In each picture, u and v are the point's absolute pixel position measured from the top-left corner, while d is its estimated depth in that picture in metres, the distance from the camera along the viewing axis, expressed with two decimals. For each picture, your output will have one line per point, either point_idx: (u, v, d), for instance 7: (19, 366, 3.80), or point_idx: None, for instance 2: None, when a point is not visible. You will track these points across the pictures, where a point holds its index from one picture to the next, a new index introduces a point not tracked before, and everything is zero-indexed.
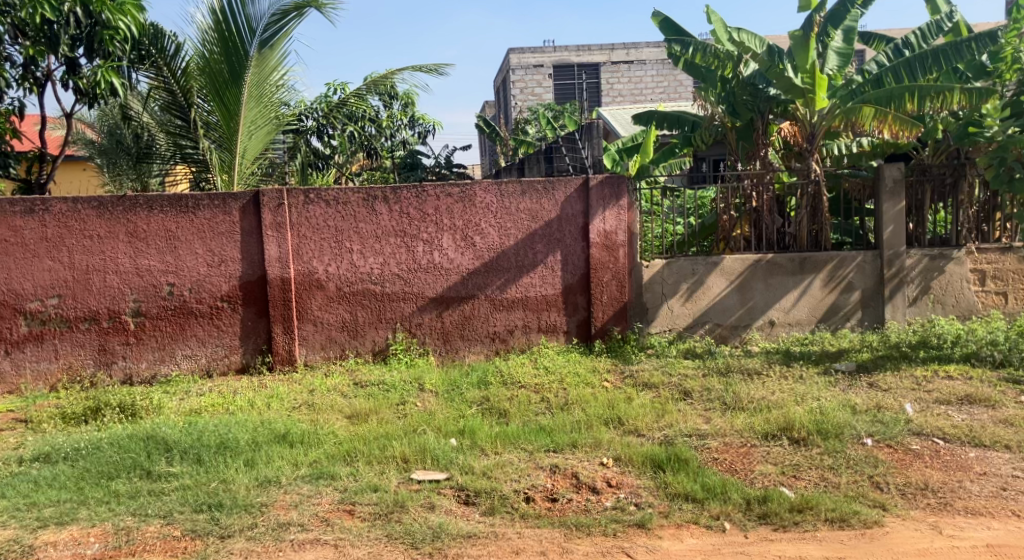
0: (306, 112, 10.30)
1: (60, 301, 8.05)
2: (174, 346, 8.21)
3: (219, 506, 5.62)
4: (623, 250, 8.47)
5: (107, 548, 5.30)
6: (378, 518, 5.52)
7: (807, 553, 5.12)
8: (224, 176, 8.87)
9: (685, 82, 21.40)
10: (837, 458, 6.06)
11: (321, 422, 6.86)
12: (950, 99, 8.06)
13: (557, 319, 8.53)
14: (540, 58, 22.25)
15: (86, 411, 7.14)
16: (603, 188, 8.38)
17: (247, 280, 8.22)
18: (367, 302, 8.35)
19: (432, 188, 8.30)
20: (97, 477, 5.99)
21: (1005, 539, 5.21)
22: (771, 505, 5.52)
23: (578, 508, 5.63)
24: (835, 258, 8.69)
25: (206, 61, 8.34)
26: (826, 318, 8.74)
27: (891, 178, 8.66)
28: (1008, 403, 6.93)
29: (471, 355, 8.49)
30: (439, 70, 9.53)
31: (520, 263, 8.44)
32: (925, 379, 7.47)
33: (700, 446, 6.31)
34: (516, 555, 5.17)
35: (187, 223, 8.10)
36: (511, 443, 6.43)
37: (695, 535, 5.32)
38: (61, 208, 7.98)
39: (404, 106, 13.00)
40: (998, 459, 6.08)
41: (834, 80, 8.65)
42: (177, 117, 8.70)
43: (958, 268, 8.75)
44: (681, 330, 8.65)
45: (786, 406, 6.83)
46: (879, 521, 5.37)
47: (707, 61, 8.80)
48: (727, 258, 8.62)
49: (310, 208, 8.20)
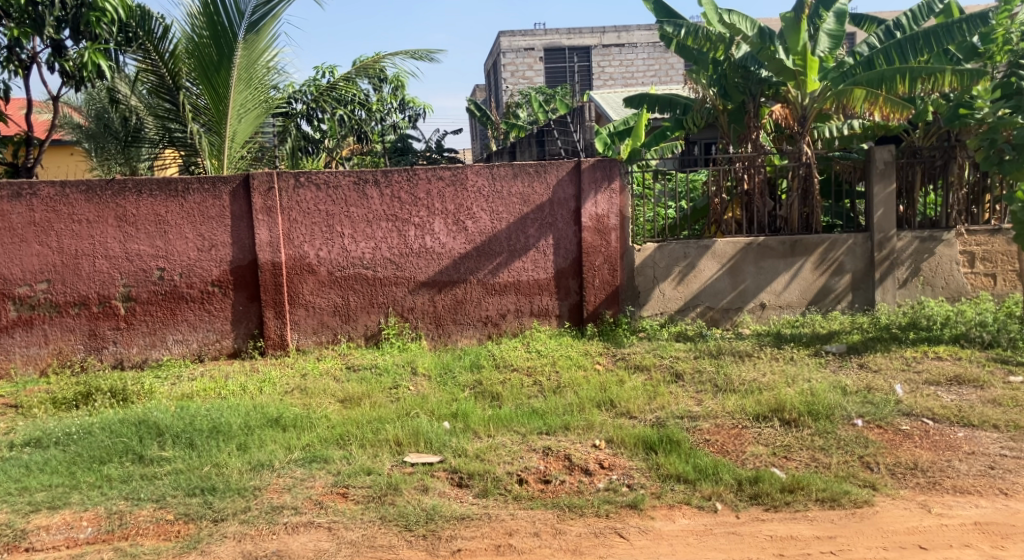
0: (296, 95, 10.22)
1: (49, 286, 8.01)
2: (165, 330, 8.18)
3: (212, 490, 5.63)
4: (615, 234, 8.46)
5: (100, 532, 5.31)
6: (372, 501, 5.55)
7: (798, 532, 5.17)
8: (214, 160, 8.82)
9: (677, 65, 21.29)
10: (827, 438, 6.11)
11: (314, 406, 6.87)
12: (942, 81, 8.17)
13: (549, 303, 8.54)
14: (531, 42, 22.00)
15: (77, 396, 7.13)
16: (595, 171, 8.37)
17: (238, 264, 8.18)
18: (359, 286, 8.34)
19: (424, 171, 8.27)
20: (89, 462, 5.99)
21: (993, 516, 5.27)
22: (763, 485, 5.56)
23: (571, 489, 5.66)
24: (827, 241, 8.71)
25: (195, 44, 8.27)
26: (817, 300, 8.78)
27: (882, 161, 8.66)
28: (997, 383, 6.99)
29: (463, 339, 8.50)
30: (430, 56, 9.49)
31: (512, 247, 8.43)
32: (914, 360, 7.53)
33: (692, 428, 6.35)
34: (509, 536, 5.21)
35: (176, 207, 8.06)
36: (504, 425, 6.46)
37: (687, 515, 5.37)
38: (49, 192, 7.92)
39: (394, 89, 12.97)
40: (986, 438, 6.14)
41: (826, 62, 8.60)
42: (165, 100, 8.69)
43: (949, 250, 8.79)
44: (672, 313, 8.68)
45: (777, 388, 6.87)
46: (869, 500, 5.43)
47: (699, 43, 8.87)
48: (719, 241, 8.64)
49: (301, 192, 8.17)
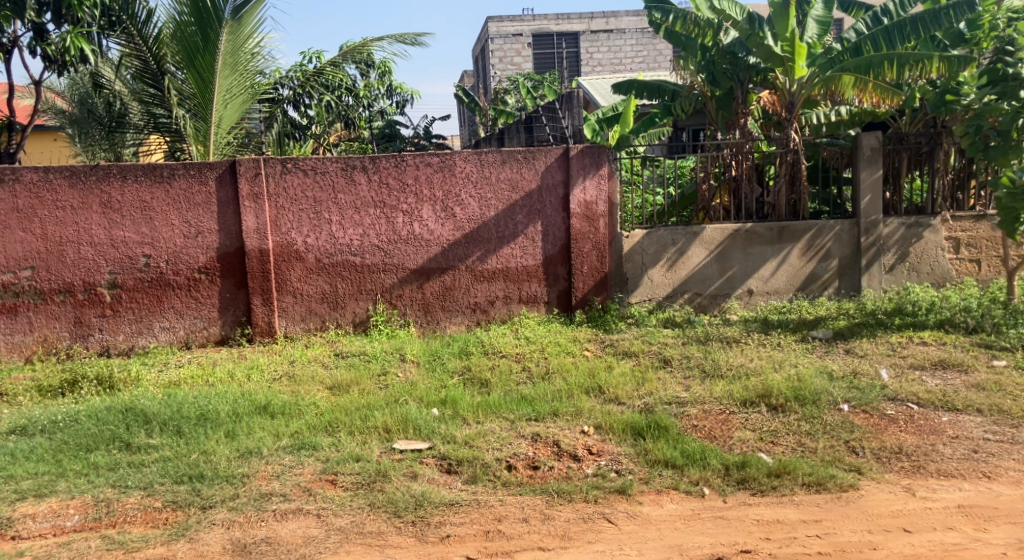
0: (283, 81, 10.13)
1: (34, 274, 7.94)
2: (151, 318, 8.14)
3: (200, 477, 5.62)
4: (604, 220, 8.46)
5: (87, 520, 5.30)
6: (361, 487, 5.55)
7: (784, 516, 5.21)
8: (199, 146, 8.77)
9: (666, 51, 20.94)
10: (814, 423, 6.15)
11: (302, 393, 6.86)
12: (930, 68, 8.20)
13: (538, 290, 8.54)
14: (519, 27, 21.46)
15: (64, 383, 7.09)
16: (583, 157, 8.36)
17: (225, 251, 8.14)
18: (347, 273, 8.31)
19: (412, 157, 8.24)
20: (76, 449, 5.96)
21: (976, 499, 5.33)
22: (750, 470, 5.60)
23: (559, 475, 5.68)
24: (814, 227, 8.75)
25: (179, 26, 8.18)
26: (804, 287, 8.82)
27: (869, 147, 8.70)
28: (980, 367, 7.06)
29: (452, 325, 8.49)
30: (417, 40, 9.44)
31: (500, 234, 8.42)
32: (900, 345, 7.59)
33: (680, 414, 6.38)
34: (498, 522, 5.22)
35: (162, 194, 8.00)
36: (492, 412, 6.47)
37: (675, 500, 5.40)
38: (32, 177, 7.84)
39: (381, 75, 12.88)
40: (970, 423, 6.21)
41: (813, 49, 8.57)
42: (150, 85, 8.56)
43: (935, 236, 8.84)
44: (660, 299, 8.71)
45: (764, 373, 6.92)
46: (855, 484, 5.48)
47: (687, 29, 8.85)
48: (707, 228, 8.66)
49: (288, 178, 8.12)
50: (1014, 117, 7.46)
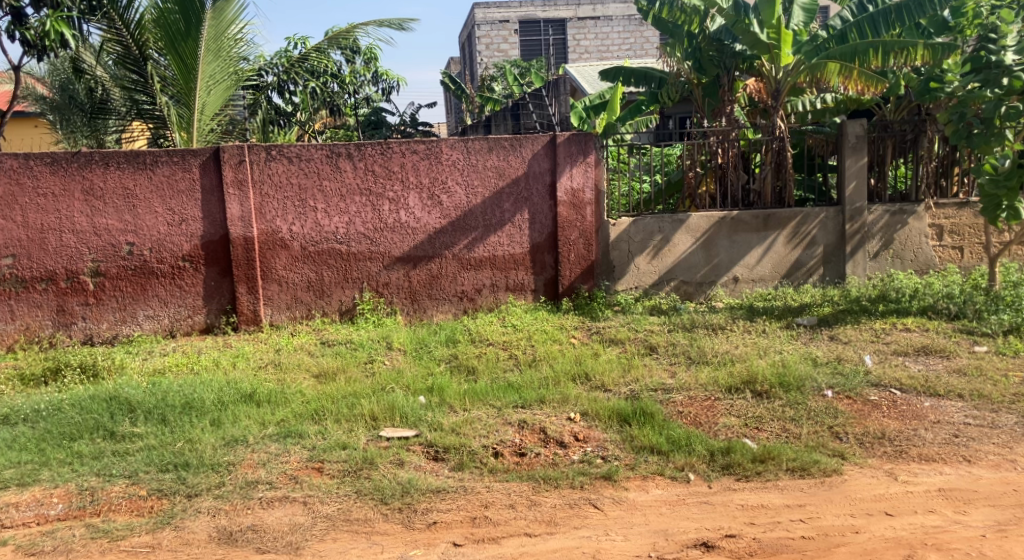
0: (266, 67, 10.07)
1: (15, 262, 7.87)
2: (135, 306, 8.08)
3: (185, 466, 5.60)
4: (590, 208, 8.48)
5: (71, 509, 5.27)
6: (347, 475, 5.54)
7: (769, 501, 5.25)
8: (183, 133, 8.69)
9: (652, 39, 20.82)
10: (798, 409, 6.19)
11: (288, 381, 6.84)
12: (914, 55, 8.31)
13: (524, 278, 8.54)
14: (505, 14, 21.07)
15: (46, 372, 7.02)
16: (570, 145, 8.35)
17: (209, 239, 8.08)
18: (333, 262, 8.28)
19: (398, 145, 8.20)
20: (59, 438, 5.92)
21: (956, 483, 5.39)
22: (735, 455, 5.64)
23: (546, 461, 5.70)
24: (800, 215, 8.79)
25: (161, 12, 8.08)
26: (788, 274, 8.87)
27: (854, 135, 8.76)
28: (962, 353, 7.13)
29: (438, 313, 8.47)
30: (403, 25, 9.39)
31: (487, 222, 8.41)
32: (883, 331, 7.64)
33: (665, 400, 6.42)
34: (485, 509, 5.23)
35: (146, 180, 7.93)
36: (479, 400, 6.47)
37: (661, 486, 5.43)
38: (13, 164, 7.75)
39: (367, 62, 12.76)
40: (951, 408, 6.27)
41: (800, 35, 8.63)
42: (132, 71, 8.51)
43: (918, 223, 8.91)
44: (647, 288, 8.72)
45: (750, 359, 6.97)
46: (839, 469, 5.53)
47: (674, 15, 8.85)
48: (693, 216, 8.68)
49: (272, 165, 8.06)
50: (997, 106, 7.36)
